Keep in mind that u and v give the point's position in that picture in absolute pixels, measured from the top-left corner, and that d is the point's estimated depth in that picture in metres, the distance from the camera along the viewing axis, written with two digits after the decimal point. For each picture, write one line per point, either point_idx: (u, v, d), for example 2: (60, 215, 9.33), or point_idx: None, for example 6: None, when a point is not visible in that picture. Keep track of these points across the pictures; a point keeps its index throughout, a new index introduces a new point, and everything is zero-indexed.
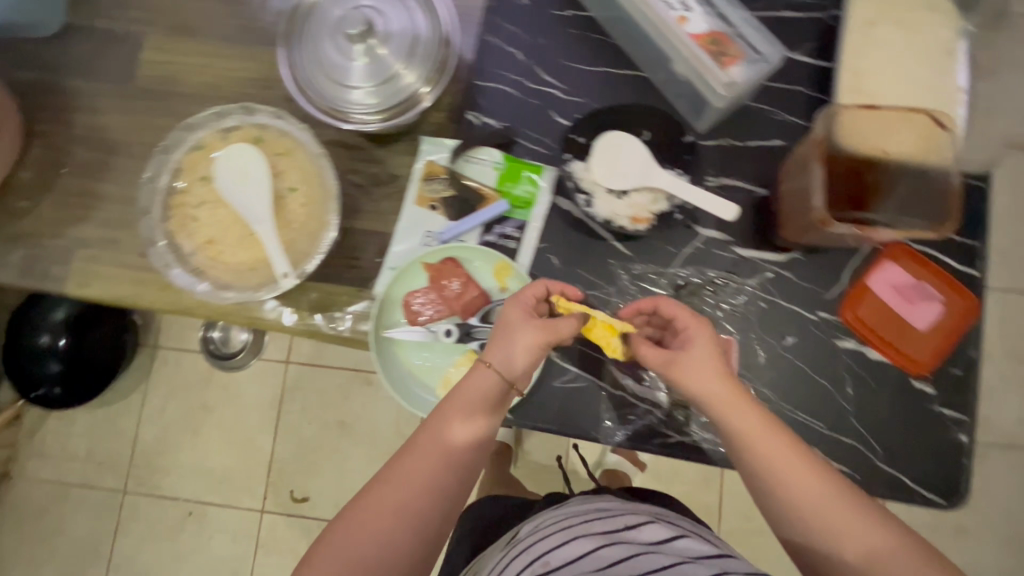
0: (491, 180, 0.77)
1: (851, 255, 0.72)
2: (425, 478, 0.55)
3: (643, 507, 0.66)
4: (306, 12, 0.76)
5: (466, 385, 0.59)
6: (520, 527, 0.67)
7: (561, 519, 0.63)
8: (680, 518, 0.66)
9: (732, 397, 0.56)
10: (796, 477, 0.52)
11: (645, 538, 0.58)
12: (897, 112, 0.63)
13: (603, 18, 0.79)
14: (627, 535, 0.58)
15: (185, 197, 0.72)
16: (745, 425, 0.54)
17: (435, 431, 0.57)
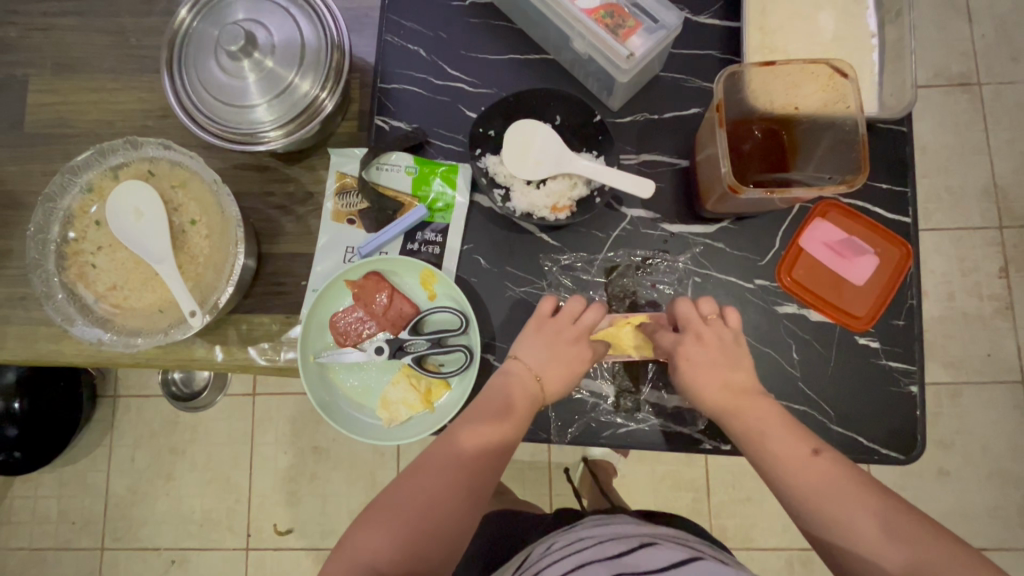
0: (406, 186, 0.74)
1: (780, 217, 0.70)
2: (459, 477, 0.57)
3: (658, 531, 0.64)
4: (185, 32, 0.72)
5: (498, 387, 0.63)
6: (529, 553, 0.66)
7: (571, 543, 0.62)
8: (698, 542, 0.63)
9: (740, 389, 0.60)
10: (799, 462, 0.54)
11: (655, 556, 0.56)
12: (797, 66, 0.61)
13: (501, 3, 0.76)
14: (639, 555, 0.56)
15: (80, 244, 0.68)
16: (754, 421, 0.58)
17: (455, 431, 0.60)
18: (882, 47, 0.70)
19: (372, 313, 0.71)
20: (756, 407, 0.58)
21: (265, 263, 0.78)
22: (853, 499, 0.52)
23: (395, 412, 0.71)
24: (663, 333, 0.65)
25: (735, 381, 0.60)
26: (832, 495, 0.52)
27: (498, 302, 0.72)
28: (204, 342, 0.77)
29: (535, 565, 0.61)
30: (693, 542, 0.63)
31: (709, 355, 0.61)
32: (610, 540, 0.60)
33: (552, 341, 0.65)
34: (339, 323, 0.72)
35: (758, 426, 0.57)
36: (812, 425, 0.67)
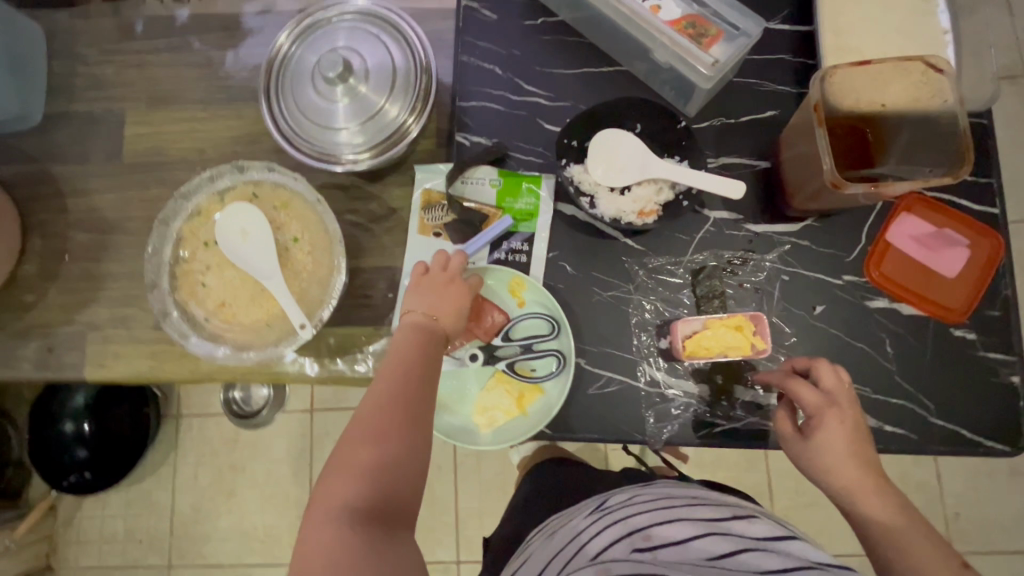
0: (490, 198, 0.77)
1: (865, 214, 0.71)
2: (404, 403, 0.56)
3: (740, 502, 0.66)
4: (281, 61, 0.76)
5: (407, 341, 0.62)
6: (607, 497, 0.69)
7: (659, 498, 0.64)
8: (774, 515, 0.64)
9: (861, 455, 0.56)
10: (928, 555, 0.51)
11: (754, 534, 0.58)
12: (888, 64, 0.62)
13: (574, 21, 0.80)
14: (737, 529, 0.58)
15: (191, 264, 0.72)
16: (885, 517, 0.54)
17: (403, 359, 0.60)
18: (957, 41, 0.71)
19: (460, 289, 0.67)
20: (856, 450, 0.56)
21: (353, 277, 0.82)
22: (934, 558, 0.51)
23: (491, 417, 0.73)
24: (806, 389, 0.59)
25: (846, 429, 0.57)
26: (911, 548, 0.52)
27: (586, 306, 0.74)
28: (298, 354, 0.80)
29: (618, 510, 0.64)
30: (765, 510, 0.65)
31: (829, 407, 0.57)
32: (702, 505, 0.62)
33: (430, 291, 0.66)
34: (422, 292, 0.66)
35: (847, 468, 0.56)
36: (912, 419, 0.67)
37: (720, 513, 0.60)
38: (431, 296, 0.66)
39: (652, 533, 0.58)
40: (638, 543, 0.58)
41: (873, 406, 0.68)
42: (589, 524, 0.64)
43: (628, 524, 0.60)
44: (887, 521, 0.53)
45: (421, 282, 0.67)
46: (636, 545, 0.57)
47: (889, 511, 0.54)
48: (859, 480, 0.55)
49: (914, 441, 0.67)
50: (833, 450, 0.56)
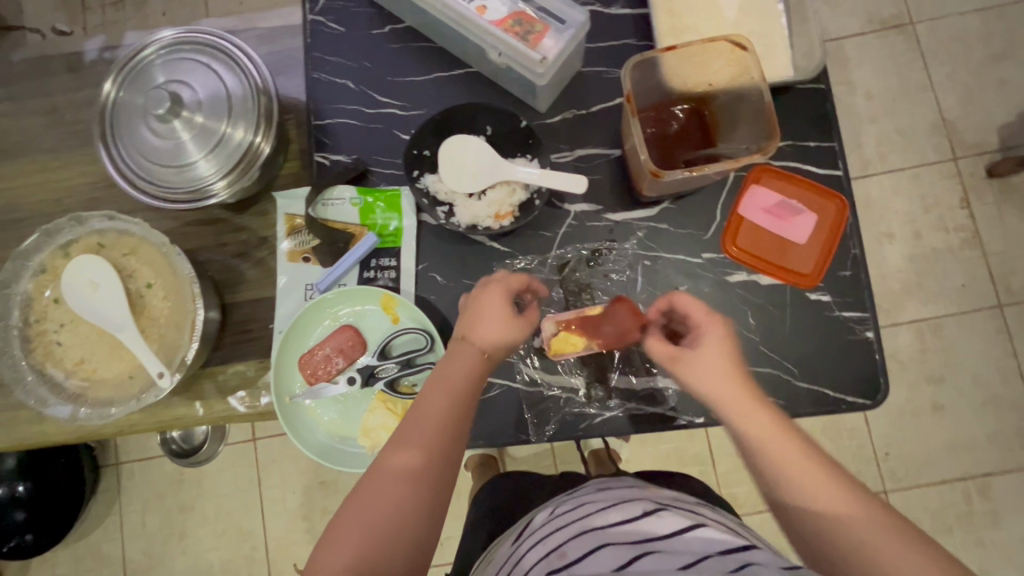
0: (353, 217, 0.76)
1: (717, 190, 0.72)
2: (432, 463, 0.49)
3: (662, 494, 0.62)
4: (115, 105, 0.73)
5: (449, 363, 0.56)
6: (531, 516, 0.65)
7: (575, 506, 0.60)
8: (701, 505, 0.62)
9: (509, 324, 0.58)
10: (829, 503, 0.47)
11: (663, 530, 0.53)
12: (698, 45, 0.63)
13: (419, 25, 0.77)
14: (646, 528, 0.53)
15: (44, 324, 0.69)
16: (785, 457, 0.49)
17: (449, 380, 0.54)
18: (789, 11, 0.72)
19: (512, 320, 0.58)
20: (790, 439, 0.50)
21: (231, 313, 0.79)
22: (876, 527, 0.45)
23: (377, 438, 0.72)
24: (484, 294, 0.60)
25: (727, 380, 0.54)
26: (851, 517, 0.46)
27: (460, 316, 0.73)
28: (183, 399, 0.77)
29: (537, 533, 0.59)
30: (690, 503, 0.61)
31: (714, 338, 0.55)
32: (614, 508, 0.57)
33: (477, 304, 0.59)
34: (470, 306, 0.60)
35: (771, 446, 0.50)
36: (780, 386, 0.69)
37: (631, 511, 0.56)
38: (477, 316, 0.58)
39: (566, 550, 0.54)
40: (554, 564, 0.53)
41: None
42: (516, 556, 0.59)
43: (546, 544, 0.56)
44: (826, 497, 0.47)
45: (467, 304, 0.62)
46: (552, 567, 0.53)
47: (839, 496, 0.47)
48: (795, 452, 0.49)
49: (784, 407, 0.69)
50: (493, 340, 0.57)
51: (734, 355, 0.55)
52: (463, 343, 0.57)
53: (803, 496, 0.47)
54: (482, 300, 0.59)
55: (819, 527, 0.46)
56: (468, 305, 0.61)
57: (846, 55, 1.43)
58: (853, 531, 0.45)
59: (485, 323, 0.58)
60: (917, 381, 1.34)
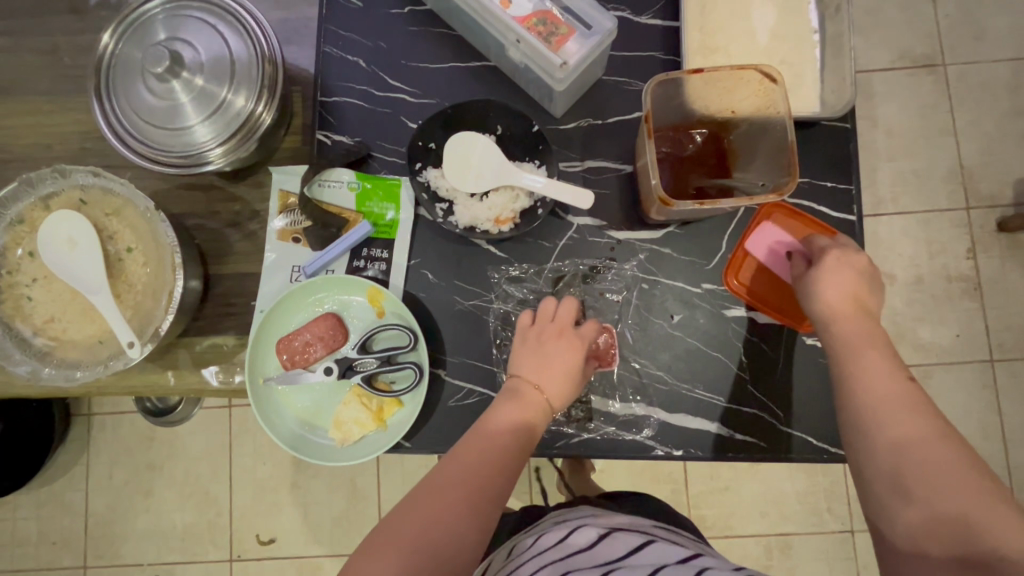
0: (349, 202, 0.73)
1: (725, 221, 0.70)
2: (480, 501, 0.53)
3: (616, 518, 0.61)
4: (112, 57, 0.69)
5: (512, 395, 0.62)
6: (496, 557, 0.64)
7: (533, 539, 0.60)
8: (657, 527, 0.61)
9: (574, 375, 0.64)
10: (884, 414, 0.52)
11: (618, 551, 0.54)
12: (727, 71, 0.60)
13: (439, 10, 0.74)
14: (603, 551, 0.54)
15: (17, 276, 0.67)
16: (883, 378, 0.54)
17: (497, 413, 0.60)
18: (823, 44, 0.69)
19: (575, 372, 0.64)
20: (885, 362, 0.55)
21: (214, 285, 0.77)
22: (938, 456, 0.49)
23: (348, 432, 0.70)
24: (554, 339, 0.64)
25: (864, 332, 0.58)
26: (931, 481, 0.48)
27: (447, 318, 0.71)
28: (155, 367, 0.75)
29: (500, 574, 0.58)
30: (645, 525, 0.61)
31: (830, 266, 0.62)
32: (569, 534, 0.57)
33: (545, 351, 0.64)
34: (539, 350, 0.64)
35: (868, 368, 0.55)
36: (762, 428, 0.68)
37: (586, 536, 0.56)
38: (547, 367, 0.63)
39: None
40: None
41: (724, 416, 0.68)
42: None
43: None
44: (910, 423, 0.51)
45: (527, 338, 0.65)
46: None
47: (905, 411, 0.52)
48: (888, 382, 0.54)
49: (764, 449, 0.68)
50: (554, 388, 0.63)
51: (860, 295, 0.61)
52: (535, 394, 0.62)
53: (869, 416, 0.53)
54: (551, 349, 0.64)
55: (873, 435, 0.52)
56: (534, 345, 0.64)
57: (873, 90, 1.40)
58: (918, 455, 0.49)
59: (555, 375, 0.63)
60: None
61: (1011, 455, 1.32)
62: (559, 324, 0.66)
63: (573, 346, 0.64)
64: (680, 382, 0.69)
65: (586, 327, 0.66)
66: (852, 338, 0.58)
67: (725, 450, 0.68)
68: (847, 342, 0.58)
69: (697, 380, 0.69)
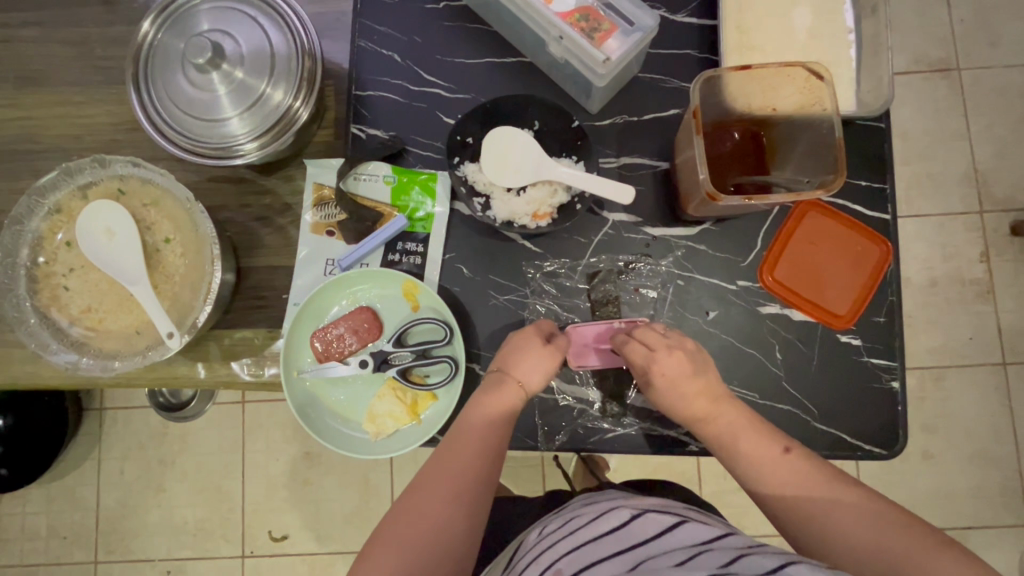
0: (385, 196, 0.73)
1: (760, 219, 0.70)
2: (464, 497, 0.56)
3: (648, 500, 0.59)
4: (151, 48, 0.70)
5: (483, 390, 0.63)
6: (520, 541, 0.63)
7: (561, 521, 0.58)
8: (690, 508, 0.60)
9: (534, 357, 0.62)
10: (760, 462, 0.57)
11: (652, 531, 0.53)
12: (770, 69, 0.61)
13: (476, 5, 0.74)
14: (635, 534, 0.53)
15: (53, 266, 0.66)
16: (724, 429, 0.59)
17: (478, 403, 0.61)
18: (859, 43, 0.70)
19: (535, 358, 0.62)
20: (738, 413, 0.60)
21: (245, 277, 0.77)
22: (829, 491, 0.54)
23: (381, 425, 0.70)
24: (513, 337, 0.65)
25: (703, 391, 0.60)
26: (835, 511, 0.52)
27: (482, 312, 0.71)
28: (186, 359, 0.75)
29: (529, 555, 0.57)
30: (678, 506, 0.59)
31: (664, 355, 0.60)
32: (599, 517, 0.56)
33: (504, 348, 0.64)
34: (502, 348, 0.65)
35: (752, 456, 0.57)
36: (796, 424, 0.68)
37: (617, 518, 0.55)
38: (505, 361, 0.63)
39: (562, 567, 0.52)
40: None
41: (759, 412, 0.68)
42: None
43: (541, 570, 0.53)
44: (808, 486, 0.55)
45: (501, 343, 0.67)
46: None
47: (771, 454, 0.57)
48: (768, 458, 0.57)
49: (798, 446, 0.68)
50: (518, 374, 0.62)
51: (710, 381, 0.61)
52: (517, 380, 0.62)
53: (747, 465, 0.57)
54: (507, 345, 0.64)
55: (762, 483, 0.56)
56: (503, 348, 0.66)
57: None
58: (798, 496, 0.54)
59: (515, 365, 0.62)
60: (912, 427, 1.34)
61: (1023, 458, 1.32)
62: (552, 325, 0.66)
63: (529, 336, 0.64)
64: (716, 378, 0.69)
65: (641, 347, 0.61)
66: (716, 435, 0.59)
67: None
68: (718, 438, 0.59)
69: (731, 376, 0.69)
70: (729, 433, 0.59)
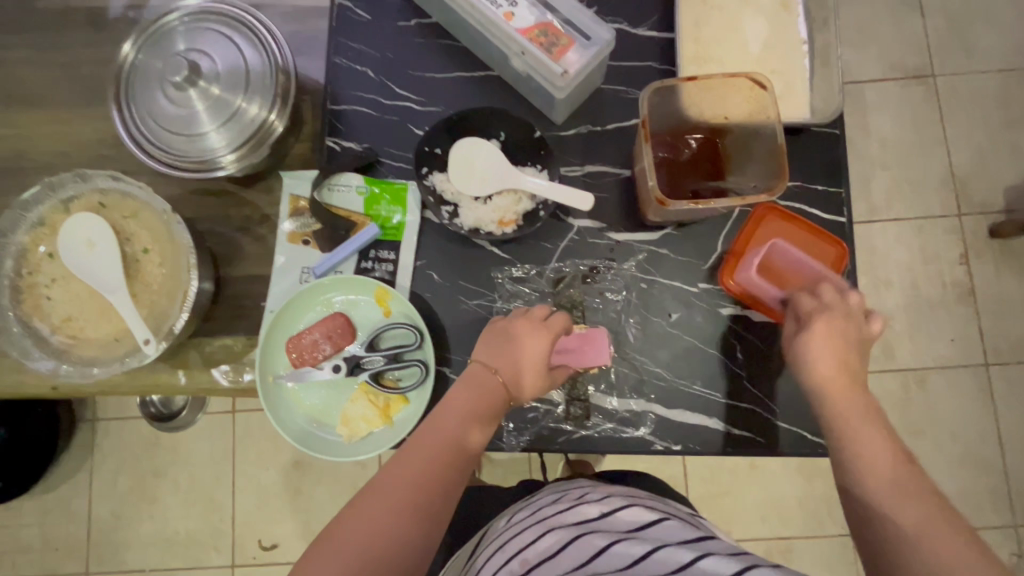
0: (357, 205, 0.76)
1: (720, 223, 0.72)
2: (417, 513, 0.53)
3: (618, 491, 0.63)
4: (132, 67, 0.73)
5: (473, 385, 0.61)
6: (492, 524, 0.66)
7: (534, 510, 0.61)
8: (654, 499, 0.63)
9: (533, 361, 0.63)
10: (872, 453, 0.52)
11: (625, 526, 0.54)
12: (718, 79, 0.64)
13: (446, 22, 0.77)
14: (608, 525, 0.54)
15: (36, 277, 0.69)
16: (850, 414, 0.55)
17: (459, 405, 0.60)
18: (812, 54, 0.73)
19: (539, 360, 0.63)
20: (869, 410, 0.55)
21: (225, 286, 0.79)
22: (939, 520, 0.47)
23: (355, 428, 0.72)
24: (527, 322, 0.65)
25: (846, 384, 0.57)
26: (934, 535, 0.46)
27: (452, 316, 0.73)
28: (167, 366, 0.77)
29: (498, 541, 0.59)
30: (644, 498, 0.62)
31: (821, 332, 0.58)
32: (573, 508, 0.58)
33: (512, 333, 0.64)
34: (507, 334, 0.64)
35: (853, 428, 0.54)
36: (758, 423, 0.70)
37: (590, 510, 0.57)
38: (512, 350, 0.63)
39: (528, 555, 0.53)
40: (515, 569, 0.52)
41: (721, 411, 0.70)
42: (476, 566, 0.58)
43: (505, 553, 0.55)
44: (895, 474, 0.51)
45: (498, 329, 0.65)
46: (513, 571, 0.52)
47: (884, 454, 0.52)
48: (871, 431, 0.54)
49: (760, 444, 0.69)
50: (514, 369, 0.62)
51: (850, 362, 0.58)
52: (498, 387, 0.61)
53: (856, 450, 0.53)
54: (518, 332, 0.64)
55: (863, 476, 0.52)
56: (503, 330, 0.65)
57: (866, 100, 1.44)
58: (903, 506, 0.49)
59: (518, 361, 0.62)
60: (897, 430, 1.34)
61: (1006, 459, 1.33)
62: (540, 317, 0.65)
63: (540, 333, 0.64)
64: (679, 379, 0.70)
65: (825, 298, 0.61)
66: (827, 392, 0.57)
67: (720, 445, 0.69)
68: (829, 402, 0.57)
69: (694, 377, 0.71)
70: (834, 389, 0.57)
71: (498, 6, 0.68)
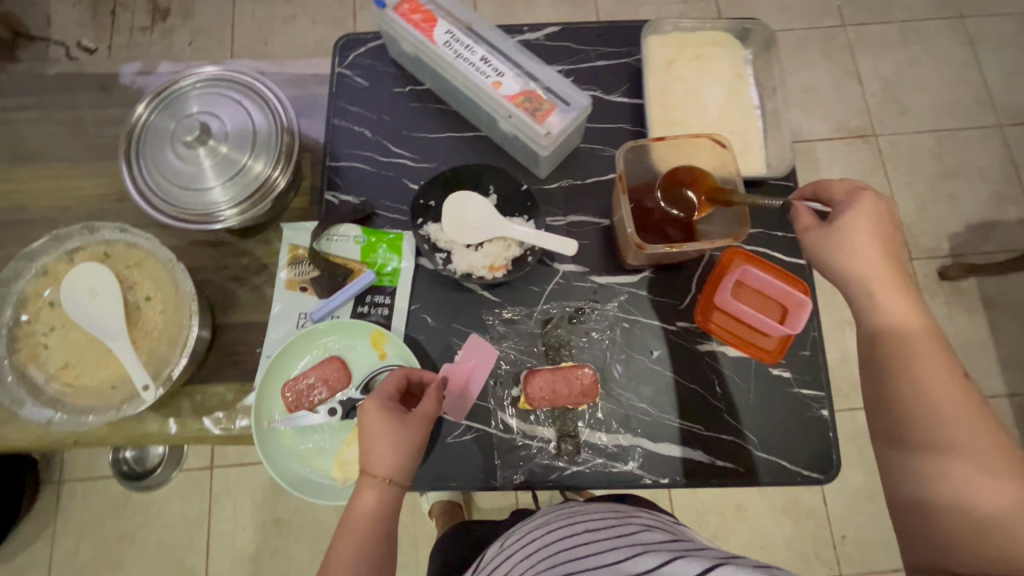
0: (354, 254, 0.80)
1: (693, 266, 0.79)
2: None
3: (598, 507, 0.64)
4: (143, 128, 0.77)
5: (360, 492, 0.64)
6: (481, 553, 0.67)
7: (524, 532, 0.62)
8: (635, 509, 0.65)
9: (386, 438, 0.64)
10: (918, 354, 0.55)
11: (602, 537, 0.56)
12: (684, 139, 0.72)
13: (438, 89, 0.85)
14: (588, 542, 0.56)
15: (34, 326, 0.70)
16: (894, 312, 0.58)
17: (356, 507, 0.63)
18: (764, 118, 0.82)
19: (389, 439, 0.64)
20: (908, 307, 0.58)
21: (220, 334, 0.81)
22: (960, 410, 0.52)
23: (350, 471, 0.73)
24: (368, 414, 0.65)
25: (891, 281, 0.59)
26: (953, 425, 0.51)
27: (446, 357, 0.76)
28: (158, 415, 0.77)
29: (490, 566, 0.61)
30: (627, 510, 0.64)
31: (858, 224, 0.60)
32: (557, 529, 0.59)
33: (365, 435, 0.65)
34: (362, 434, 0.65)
35: (920, 364, 0.54)
36: (739, 454, 0.73)
37: (574, 530, 0.58)
38: (367, 448, 0.64)
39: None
40: None
41: (705, 443, 0.73)
42: None
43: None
44: (969, 451, 0.50)
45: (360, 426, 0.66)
46: None
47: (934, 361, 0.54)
48: (945, 391, 0.53)
49: (744, 474, 0.73)
50: (381, 455, 0.63)
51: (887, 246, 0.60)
52: (368, 478, 0.64)
53: (901, 353, 0.56)
54: (368, 426, 0.65)
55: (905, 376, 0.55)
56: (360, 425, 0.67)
57: (817, 156, 1.57)
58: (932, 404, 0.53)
59: (376, 453, 0.64)
60: (875, 466, 1.34)
61: None
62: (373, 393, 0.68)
63: (381, 415, 0.64)
64: (664, 413, 0.74)
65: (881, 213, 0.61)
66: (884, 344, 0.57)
67: (706, 477, 0.72)
68: (880, 312, 0.58)
69: (677, 410, 0.74)
70: (902, 331, 0.57)
71: (487, 76, 0.76)
